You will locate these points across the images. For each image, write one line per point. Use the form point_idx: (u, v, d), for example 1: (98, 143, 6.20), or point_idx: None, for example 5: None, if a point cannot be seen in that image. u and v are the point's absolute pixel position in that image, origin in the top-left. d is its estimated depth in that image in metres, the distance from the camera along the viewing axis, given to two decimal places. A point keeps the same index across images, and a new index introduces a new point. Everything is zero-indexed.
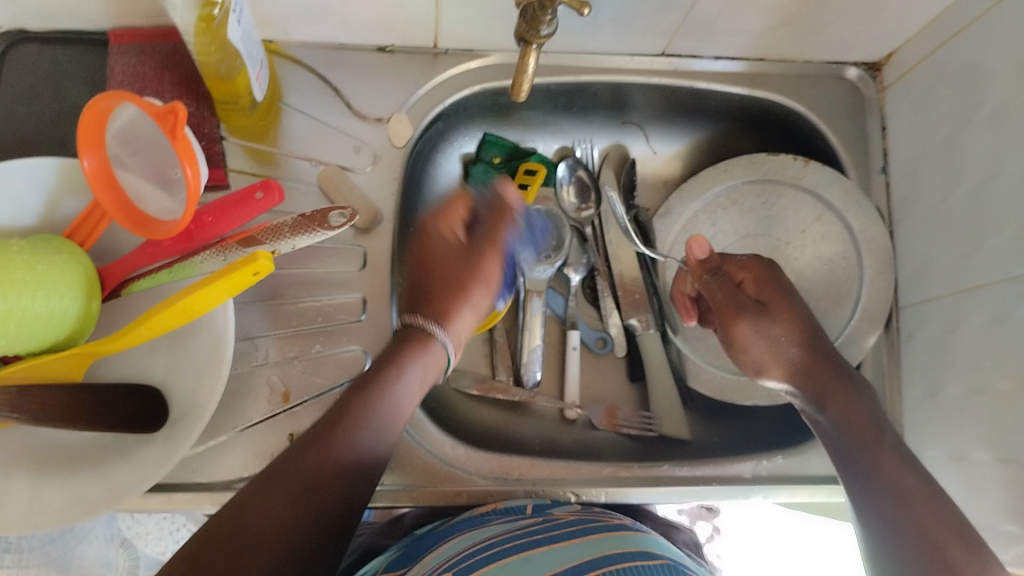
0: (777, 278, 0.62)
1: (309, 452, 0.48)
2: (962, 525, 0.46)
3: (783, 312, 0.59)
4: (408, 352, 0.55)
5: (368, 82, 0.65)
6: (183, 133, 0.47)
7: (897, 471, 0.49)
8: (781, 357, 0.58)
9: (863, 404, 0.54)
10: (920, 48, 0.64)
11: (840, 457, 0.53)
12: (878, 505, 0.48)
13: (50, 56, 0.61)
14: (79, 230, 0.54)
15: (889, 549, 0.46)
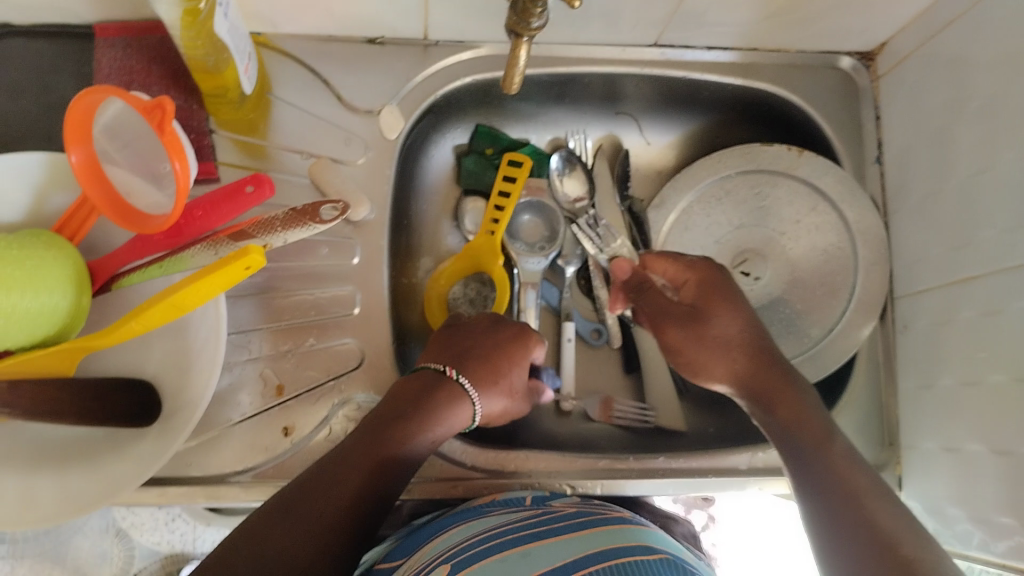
0: (719, 278, 0.61)
1: (337, 472, 0.49)
2: (917, 530, 0.44)
3: (725, 313, 0.59)
4: (439, 402, 0.55)
5: (358, 74, 0.64)
6: (171, 128, 0.47)
7: (848, 472, 0.48)
8: (725, 362, 0.58)
9: (812, 412, 0.53)
10: (912, 38, 0.63)
11: (789, 458, 0.51)
12: (829, 511, 0.46)
13: (35, 49, 0.60)
14: (68, 225, 0.53)
15: (836, 544, 0.44)
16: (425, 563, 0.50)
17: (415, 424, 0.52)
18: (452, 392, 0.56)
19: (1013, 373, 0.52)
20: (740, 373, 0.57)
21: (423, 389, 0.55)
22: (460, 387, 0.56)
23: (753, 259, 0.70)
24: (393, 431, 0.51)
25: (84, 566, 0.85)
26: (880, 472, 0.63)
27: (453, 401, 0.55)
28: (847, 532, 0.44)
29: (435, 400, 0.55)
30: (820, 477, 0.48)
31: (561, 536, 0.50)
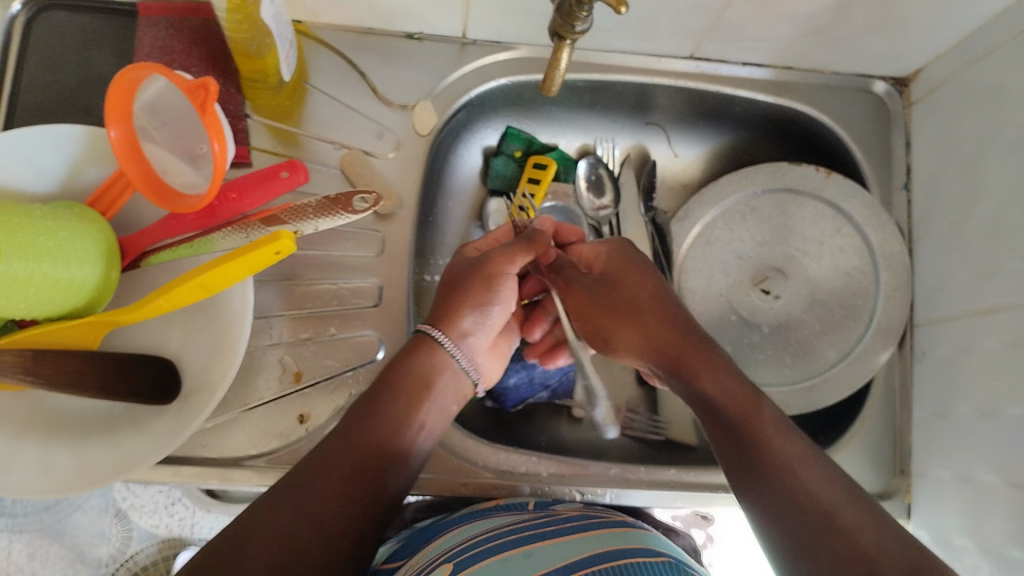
0: (630, 251, 0.61)
1: (304, 475, 0.46)
2: (854, 495, 0.43)
3: (640, 280, 0.58)
4: (405, 359, 0.54)
5: (395, 68, 0.65)
6: (213, 109, 0.48)
7: (782, 441, 0.46)
8: (640, 329, 0.56)
9: (740, 386, 0.50)
10: (946, 67, 0.64)
11: (720, 435, 0.49)
12: (765, 499, 0.44)
13: (77, 24, 0.61)
14: (101, 200, 0.54)
15: (776, 533, 0.43)
16: (429, 562, 0.50)
17: (396, 406, 0.51)
18: (424, 346, 0.54)
19: None
20: (656, 344, 0.54)
21: (393, 369, 0.53)
22: (434, 340, 0.55)
23: (774, 277, 0.70)
24: (371, 416, 0.50)
25: (83, 544, 0.86)
26: (890, 498, 0.63)
27: (422, 351, 0.54)
28: (784, 522, 0.43)
29: (414, 367, 0.53)
30: (750, 465, 0.46)
31: (567, 536, 0.50)
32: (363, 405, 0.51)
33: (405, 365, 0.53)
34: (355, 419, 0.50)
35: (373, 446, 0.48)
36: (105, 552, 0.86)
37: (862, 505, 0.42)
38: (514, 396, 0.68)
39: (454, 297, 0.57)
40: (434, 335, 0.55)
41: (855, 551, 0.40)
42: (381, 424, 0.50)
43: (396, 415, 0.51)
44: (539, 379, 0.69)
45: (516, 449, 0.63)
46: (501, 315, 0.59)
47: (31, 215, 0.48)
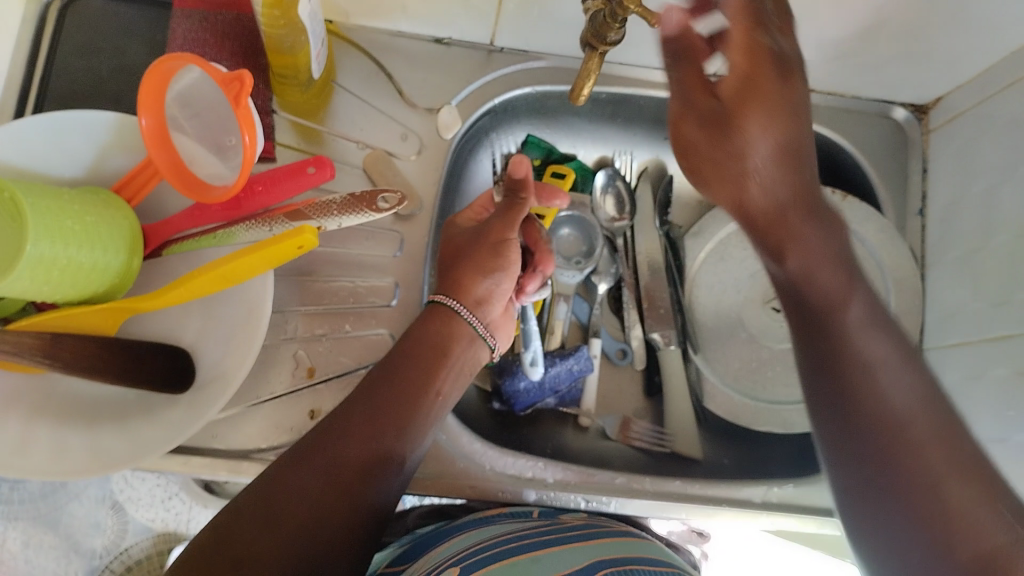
0: (769, 76, 0.46)
1: (326, 434, 0.48)
2: (935, 399, 0.40)
3: (761, 131, 0.46)
4: (425, 327, 0.55)
5: (422, 72, 0.65)
6: (246, 102, 0.48)
7: (863, 339, 0.44)
8: (746, 188, 0.48)
9: (836, 244, 0.48)
10: (968, 97, 0.65)
11: (801, 321, 0.47)
12: (833, 400, 0.43)
13: (112, 13, 0.62)
14: (127, 187, 0.54)
15: (844, 438, 0.42)
16: (435, 563, 0.50)
17: (419, 371, 0.52)
18: (440, 315, 0.55)
19: None
20: (750, 208, 0.48)
21: (412, 336, 0.54)
22: (449, 308, 0.55)
23: None
24: (395, 377, 0.51)
25: (77, 535, 0.86)
26: None
27: (440, 322, 0.55)
28: (848, 428, 0.42)
29: (436, 335, 0.54)
30: (826, 363, 0.44)
31: (572, 543, 0.51)
32: (386, 367, 0.52)
33: (426, 334, 0.54)
34: (378, 381, 0.51)
35: (395, 407, 0.50)
36: (99, 544, 0.86)
37: (938, 414, 0.40)
38: (523, 400, 0.67)
39: (469, 262, 0.57)
40: (449, 303, 0.55)
41: (919, 467, 0.38)
42: (404, 388, 0.51)
43: (419, 380, 0.52)
44: (550, 385, 0.67)
45: (523, 454, 0.63)
46: (510, 285, 0.59)
47: (59, 197, 0.48)
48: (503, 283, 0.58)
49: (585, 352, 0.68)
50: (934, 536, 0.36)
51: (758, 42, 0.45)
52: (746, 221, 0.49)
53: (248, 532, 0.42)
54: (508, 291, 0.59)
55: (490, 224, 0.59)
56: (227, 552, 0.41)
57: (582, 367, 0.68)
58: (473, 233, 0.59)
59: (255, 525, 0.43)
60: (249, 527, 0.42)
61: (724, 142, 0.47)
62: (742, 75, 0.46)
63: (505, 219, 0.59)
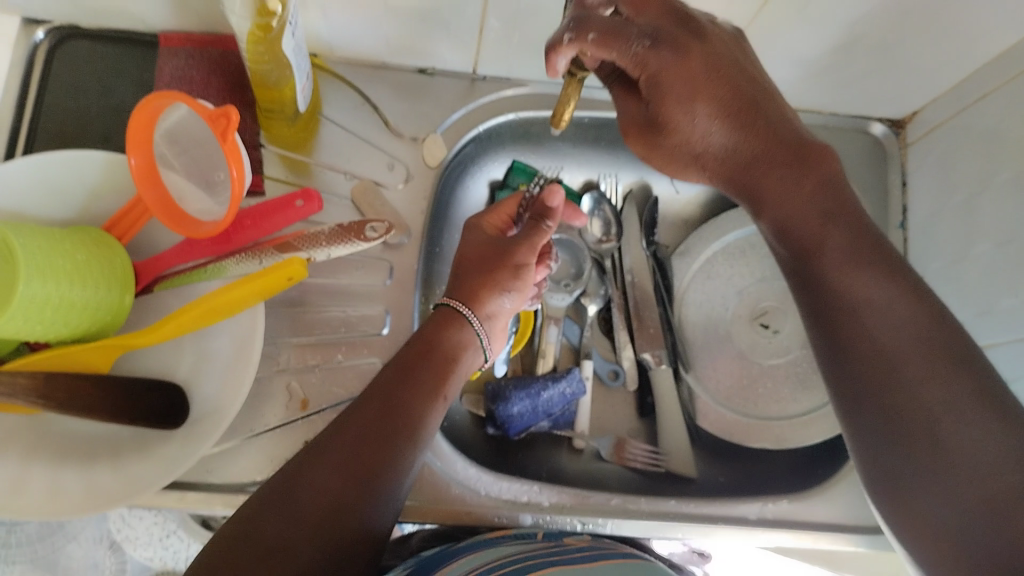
0: (678, 69, 0.46)
1: (340, 431, 0.48)
2: (925, 338, 0.44)
3: (688, 114, 0.48)
4: (432, 328, 0.55)
5: (407, 103, 0.67)
6: (233, 136, 0.49)
7: (850, 280, 0.47)
8: (702, 158, 0.51)
9: (816, 184, 0.50)
10: (942, 109, 0.66)
11: (791, 265, 0.51)
12: (834, 342, 0.48)
13: (99, 53, 0.62)
14: (118, 225, 0.55)
15: (848, 381, 0.47)
16: None
17: (432, 373, 0.53)
18: (453, 322, 0.56)
19: None
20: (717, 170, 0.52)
21: (423, 340, 0.54)
22: (463, 316, 0.56)
23: (774, 313, 0.73)
24: (409, 378, 0.52)
25: None
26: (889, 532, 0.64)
27: (444, 324, 0.56)
28: (850, 368, 0.47)
29: (448, 342, 0.55)
30: (824, 309, 0.49)
31: (575, 565, 0.51)
32: (400, 368, 0.52)
33: (439, 339, 0.55)
34: (393, 382, 0.51)
35: (407, 408, 0.50)
36: None
37: (939, 351, 0.44)
38: (517, 424, 0.67)
39: (479, 279, 0.58)
40: (463, 312, 0.56)
41: (916, 408, 0.43)
42: (417, 391, 0.51)
43: (430, 383, 0.52)
44: (543, 408, 0.68)
45: (518, 477, 0.63)
46: (518, 304, 0.60)
47: (51, 237, 0.49)
48: (509, 303, 0.59)
49: (576, 374, 0.69)
50: (932, 472, 0.42)
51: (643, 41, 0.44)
52: (733, 186, 0.52)
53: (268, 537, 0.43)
54: (513, 310, 0.60)
55: (510, 241, 0.59)
56: (249, 546, 0.42)
57: (574, 390, 0.68)
58: (489, 247, 0.59)
59: (275, 520, 0.43)
60: (268, 531, 0.43)
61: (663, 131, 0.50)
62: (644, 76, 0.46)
63: (527, 237, 0.59)
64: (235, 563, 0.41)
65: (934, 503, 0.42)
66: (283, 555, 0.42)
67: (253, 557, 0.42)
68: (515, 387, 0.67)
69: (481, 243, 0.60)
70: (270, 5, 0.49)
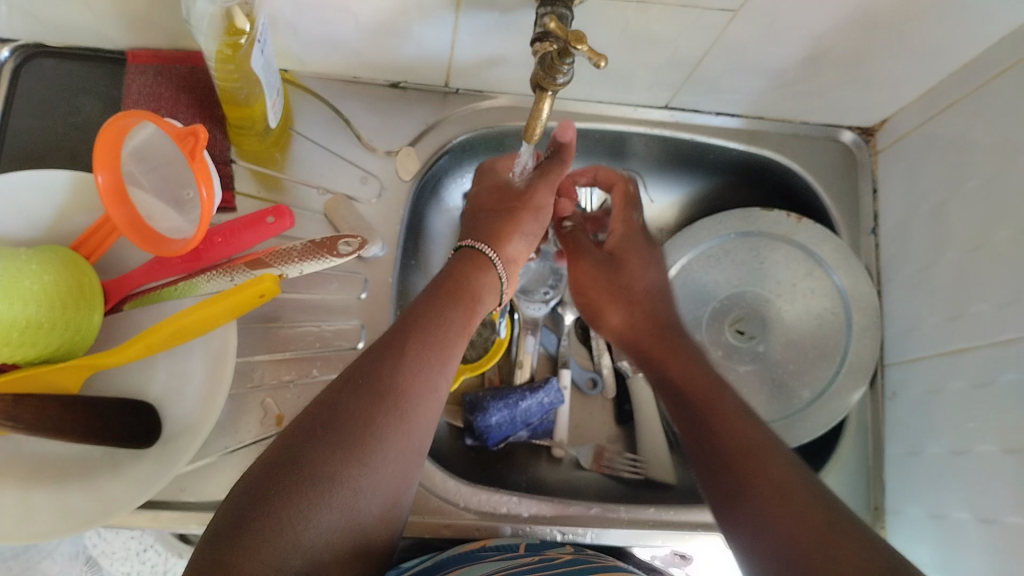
0: (644, 240, 0.65)
1: (350, 393, 0.46)
2: (814, 483, 0.44)
3: (642, 270, 0.63)
4: (461, 263, 0.56)
5: (379, 117, 0.66)
6: (202, 155, 0.48)
7: (737, 432, 0.49)
8: (630, 311, 0.62)
9: (684, 361, 0.57)
10: (911, 118, 0.67)
11: (682, 415, 0.53)
12: (730, 485, 0.46)
13: (65, 71, 0.62)
14: (86, 244, 0.54)
15: (738, 510, 0.45)
16: None
17: (461, 310, 0.53)
18: (479, 262, 0.56)
19: (1001, 444, 0.54)
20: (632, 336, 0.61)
21: (453, 278, 0.55)
22: (487, 258, 0.57)
23: (749, 319, 0.73)
24: (442, 317, 0.52)
25: None
26: None
27: (473, 262, 0.56)
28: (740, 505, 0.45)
29: (478, 279, 0.55)
30: (717, 450, 0.48)
31: None
32: (435, 302, 0.52)
33: (469, 277, 0.55)
34: (425, 318, 0.51)
35: (442, 343, 0.50)
36: None
37: (818, 492, 0.44)
38: (496, 435, 0.67)
39: (498, 223, 0.59)
40: (487, 254, 0.57)
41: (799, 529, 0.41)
42: (448, 325, 0.52)
43: (461, 318, 0.53)
44: (521, 418, 0.68)
45: (497, 489, 0.63)
46: (533, 246, 0.61)
47: (17, 259, 0.48)
48: (524, 243, 0.60)
49: (554, 384, 0.69)
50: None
51: (633, 217, 0.66)
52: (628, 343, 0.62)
53: (289, 510, 0.41)
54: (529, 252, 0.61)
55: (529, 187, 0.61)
56: (298, 475, 0.42)
57: (553, 400, 0.69)
58: (505, 192, 0.60)
59: (325, 447, 0.43)
60: (290, 503, 0.41)
61: (618, 273, 0.63)
62: (618, 232, 0.66)
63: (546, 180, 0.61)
64: (278, 504, 0.40)
65: None
66: (335, 485, 0.42)
67: (303, 485, 0.41)
68: (494, 397, 0.67)
69: (498, 187, 0.61)
70: (239, 24, 0.50)
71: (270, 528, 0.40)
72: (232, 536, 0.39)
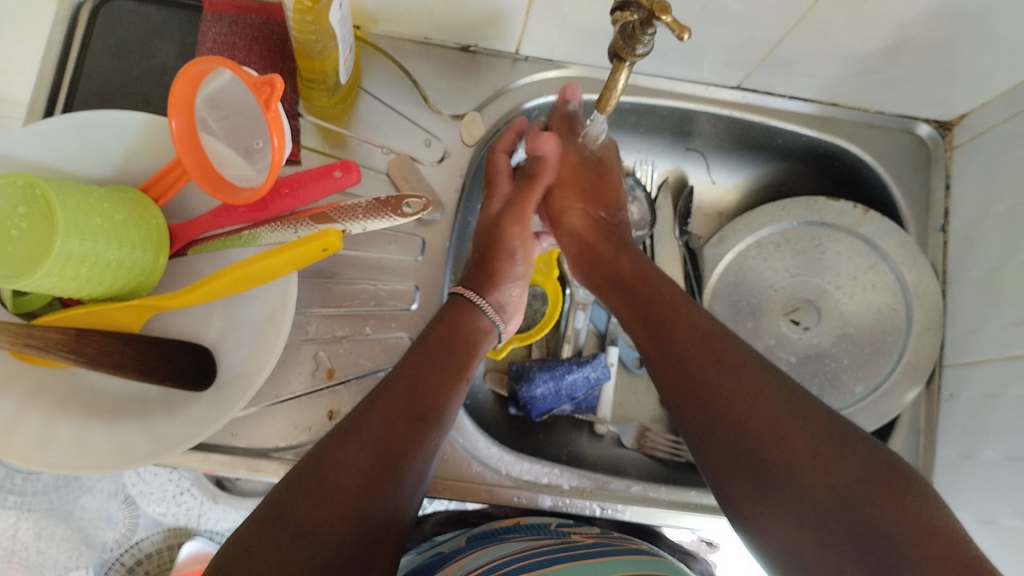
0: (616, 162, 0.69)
1: (345, 441, 0.49)
2: (830, 428, 0.47)
3: (612, 195, 0.68)
4: (456, 311, 0.60)
5: (447, 79, 0.66)
6: (276, 106, 0.49)
7: (724, 369, 0.51)
8: (595, 227, 0.66)
9: (650, 278, 0.61)
10: (994, 114, 0.64)
11: (660, 342, 0.56)
12: (742, 450, 0.48)
13: (143, 15, 0.63)
14: (155, 186, 0.55)
15: (748, 480, 0.47)
16: None
17: (451, 360, 0.57)
18: (469, 309, 0.61)
19: None
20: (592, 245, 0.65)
21: (448, 326, 0.58)
22: (477, 305, 0.61)
23: (804, 309, 0.71)
24: (432, 366, 0.55)
25: (88, 528, 0.89)
26: None
27: (464, 310, 0.60)
28: (745, 458, 0.48)
29: (467, 327, 0.60)
30: (715, 415, 0.50)
31: (589, 561, 0.50)
32: (426, 353, 0.55)
33: (458, 327, 0.59)
34: (416, 371, 0.54)
35: (432, 392, 0.54)
36: (111, 537, 0.90)
37: (829, 426, 0.47)
38: (540, 406, 0.67)
39: (484, 271, 0.64)
40: (478, 302, 0.61)
41: (807, 481, 0.45)
42: (439, 377, 0.55)
43: (452, 367, 0.56)
44: (566, 391, 0.68)
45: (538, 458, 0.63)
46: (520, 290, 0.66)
47: (89, 196, 0.49)
48: (513, 289, 0.65)
49: (602, 359, 0.69)
50: (854, 515, 0.43)
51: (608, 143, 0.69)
52: (584, 251, 0.65)
53: (282, 548, 0.43)
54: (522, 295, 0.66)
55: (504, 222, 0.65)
56: (290, 520, 0.44)
57: (599, 375, 0.69)
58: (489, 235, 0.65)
59: (314, 494, 0.46)
60: (282, 543, 0.43)
61: (595, 192, 0.67)
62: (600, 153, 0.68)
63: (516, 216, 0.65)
64: (272, 543, 0.43)
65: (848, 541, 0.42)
66: (320, 527, 0.44)
67: (294, 529, 0.44)
68: (540, 368, 0.67)
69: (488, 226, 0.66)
70: None
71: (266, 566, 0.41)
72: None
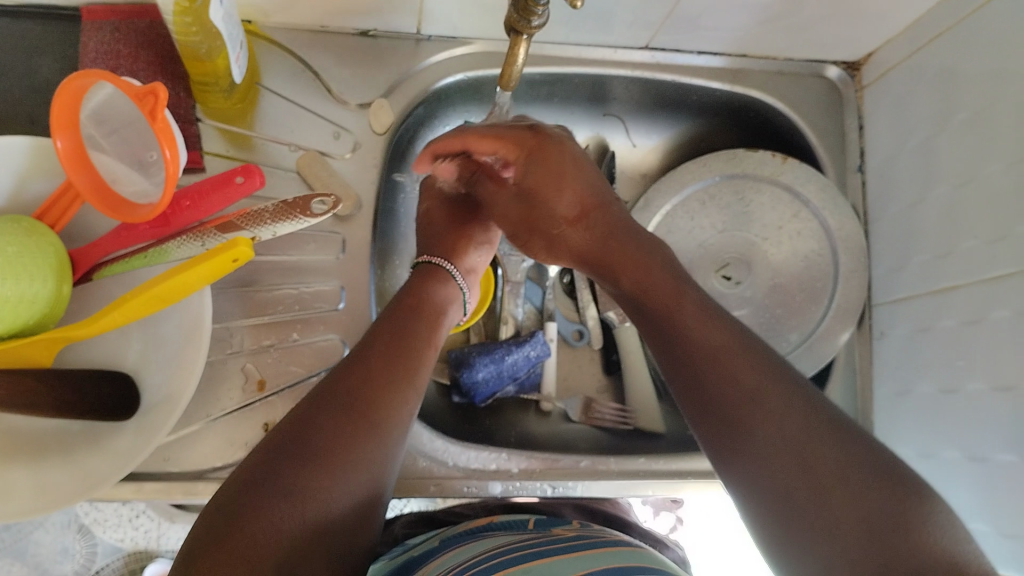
0: (550, 146, 0.55)
1: (322, 410, 0.46)
2: (842, 437, 0.41)
3: (557, 193, 0.55)
4: (423, 280, 0.58)
5: (350, 67, 0.64)
6: (163, 115, 0.46)
7: (721, 375, 0.45)
8: (570, 236, 0.55)
9: (649, 277, 0.51)
10: (898, 51, 0.65)
11: (654, 342, 0.49)
12: (728, 428, 0.43)
13: (18, 30, 0.59)
14: (50, 212, 0.52)
15: (743, 473, 0.42)
16: None
17: (423, 326, 0.55)
18: (438, 276, 0.59)
19: (993, 383, 0.54)
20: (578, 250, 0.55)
21: (415, 295, 0.57)
22: (447, 271, 0.60)
23: (735, 264, 0.71)
24: (400, 335, 0.53)
25: (45, 563, 0.86)
26: None
27: (433, 277, 0.59)
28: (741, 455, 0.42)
29: (434, 290, 0.58)
30: (708, 410, 0.44)
31: (568, 554, 0.50)
32: (395, 320, 0.54)
33: (426, 292, 0.57)
34: (393, 335, 0.52)
35: (406, 355, 0.52)
36: (70, 568, 0.87)
37: (840, 434, 0.41)
38: (483, 390, 0.67)
39: (453, 237, 0.62)
40: (446, 268, 0.60)
41: (819, 488, 0.39)
42: (414, 339, 0.53)
43: (423, 333, 0.54)
44: (508, 372, 0.67)
45: (487, 446, 0.62)
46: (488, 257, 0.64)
47: None
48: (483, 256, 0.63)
49: (540, 337, 0.68)
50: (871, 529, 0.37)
51: (517, 134, 0.55)
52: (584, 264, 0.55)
53: (263, 519, 0.40)
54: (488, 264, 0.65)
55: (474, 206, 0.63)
56: (274, 483, 0.42)
57: (539, 352, 0.68)
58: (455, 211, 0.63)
59: (292, 461, 0.43)
60: (262, 514, 0.41)
61: (541, 202, 0.56)
62: (519, 155, 0.56)
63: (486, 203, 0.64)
64: (254, 510, 0.41)
65: (861, 548, 0.37)
66: (306, 492, 0.43)
67: (274, 493, 0.42)
68: (479, 353, 0.66)
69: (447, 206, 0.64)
70: None
71: (241, 547, 0.39)
72: (207, 545, 0.39)
